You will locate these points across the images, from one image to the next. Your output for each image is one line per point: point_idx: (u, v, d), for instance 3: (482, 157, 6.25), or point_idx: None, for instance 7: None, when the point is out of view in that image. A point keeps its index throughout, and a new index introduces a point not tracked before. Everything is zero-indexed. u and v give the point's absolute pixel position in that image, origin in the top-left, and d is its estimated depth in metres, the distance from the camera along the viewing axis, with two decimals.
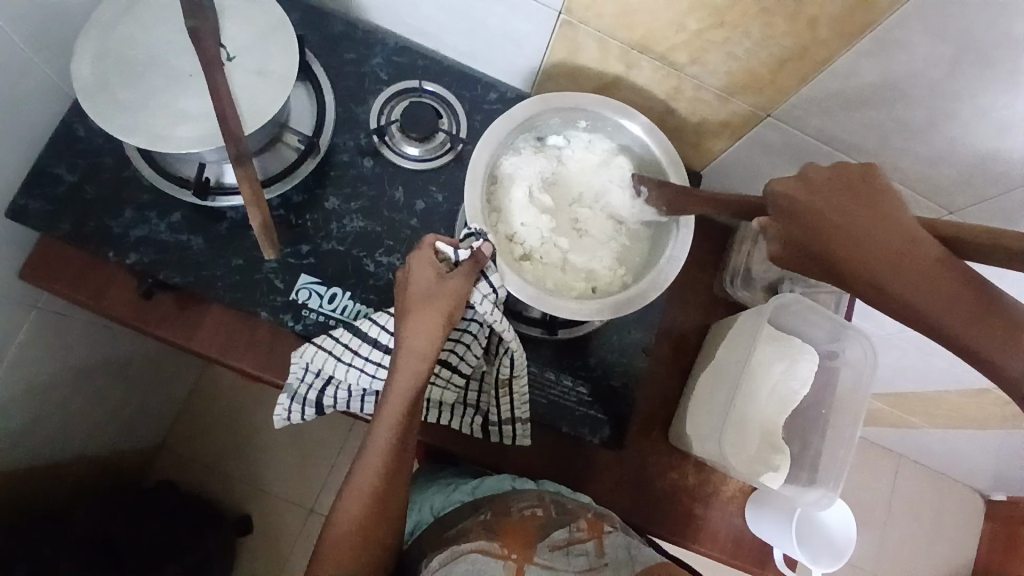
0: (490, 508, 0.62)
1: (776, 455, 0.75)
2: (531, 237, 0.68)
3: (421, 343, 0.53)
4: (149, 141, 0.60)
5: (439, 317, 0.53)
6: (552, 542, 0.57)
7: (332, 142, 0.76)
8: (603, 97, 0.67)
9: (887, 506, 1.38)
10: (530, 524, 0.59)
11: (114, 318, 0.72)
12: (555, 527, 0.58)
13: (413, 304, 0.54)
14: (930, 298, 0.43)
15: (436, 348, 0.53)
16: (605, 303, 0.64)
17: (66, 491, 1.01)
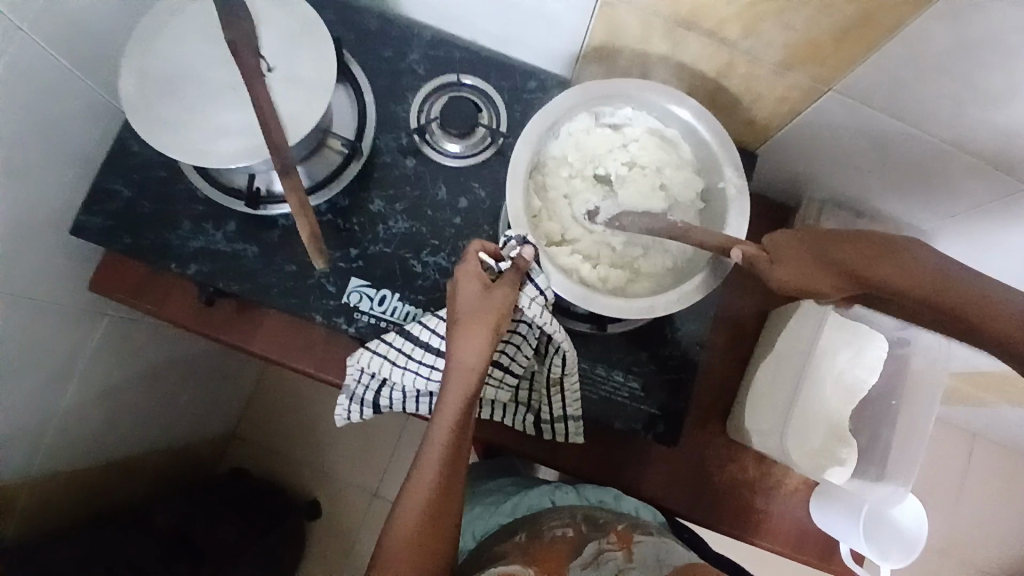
0: (525, 530, 0.64)
1: (843, 448, 0.73)
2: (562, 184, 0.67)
3: (468, 354, 0.54)
4: (195, 157, 0.62)
5: (486, 328, 0.54)
6: (583, 559, 0.59)
7: (374, 144, 0.76)
8: (691, 102, 0.64)
9: (961, 485, 1.29)
10: (562, 544, 0.61)
11: (181, 325, 0.75)
12: (584, 544, 0.61)
13: (461, 317, 0.55)
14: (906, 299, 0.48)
15: (483, 359, 0.54)
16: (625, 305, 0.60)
17: (145, 484, 1.10)
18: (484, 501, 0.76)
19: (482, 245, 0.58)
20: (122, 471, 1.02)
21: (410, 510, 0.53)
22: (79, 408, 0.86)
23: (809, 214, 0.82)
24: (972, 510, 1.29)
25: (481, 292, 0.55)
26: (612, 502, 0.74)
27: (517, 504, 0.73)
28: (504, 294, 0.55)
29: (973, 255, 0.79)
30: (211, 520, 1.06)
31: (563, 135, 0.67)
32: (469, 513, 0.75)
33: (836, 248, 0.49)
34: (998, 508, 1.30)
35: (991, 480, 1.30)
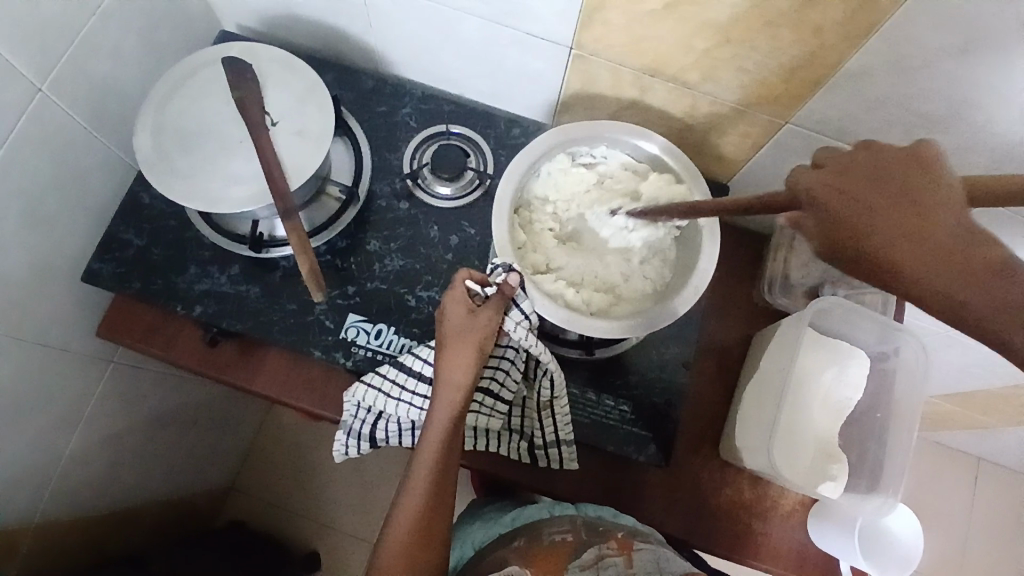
0: (525, 534, 0.65)
1: (834, 464, 0.74)
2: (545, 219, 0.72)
3: (455, 374, 0.58)
4: (207, 204, 0.67)
5: (472, 350, 0.58)
6: (582, 563, 0.60)
7: (370, 189, 0.81)
8: (659, 139, 0.70)
9: (968, 511, 1.28)
10: (562, 549, 0.61)
11: (185, 366, 0.78)
12: (584, 548, 0.61)
13: (447, 340, 0.59)
14: (941, 277, 0.37)
15: (470, 379, 0.58)
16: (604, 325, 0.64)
17: (142, 535, 1.08)
18: (484, 517, 0.76)
19: (470, 273, 0.61)
20: (121, 523, 1.02)
21: (401, 526, 0.56)
22: (81, 455, 0.87)
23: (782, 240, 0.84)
24: (982, 539, 1.27)
25: (467, 317, 0.59)
26: (610, 517, 0.68)
27: (516, 515, 0.71)
28: (489, 319, 0.59)
29: None
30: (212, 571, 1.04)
31: (544, 175, 0.72)
32: (469, 528, 0.75)
33: (938, 189, 0.40)
34: (1008, 535, 1.28)
35: (997, 505, 1.29)
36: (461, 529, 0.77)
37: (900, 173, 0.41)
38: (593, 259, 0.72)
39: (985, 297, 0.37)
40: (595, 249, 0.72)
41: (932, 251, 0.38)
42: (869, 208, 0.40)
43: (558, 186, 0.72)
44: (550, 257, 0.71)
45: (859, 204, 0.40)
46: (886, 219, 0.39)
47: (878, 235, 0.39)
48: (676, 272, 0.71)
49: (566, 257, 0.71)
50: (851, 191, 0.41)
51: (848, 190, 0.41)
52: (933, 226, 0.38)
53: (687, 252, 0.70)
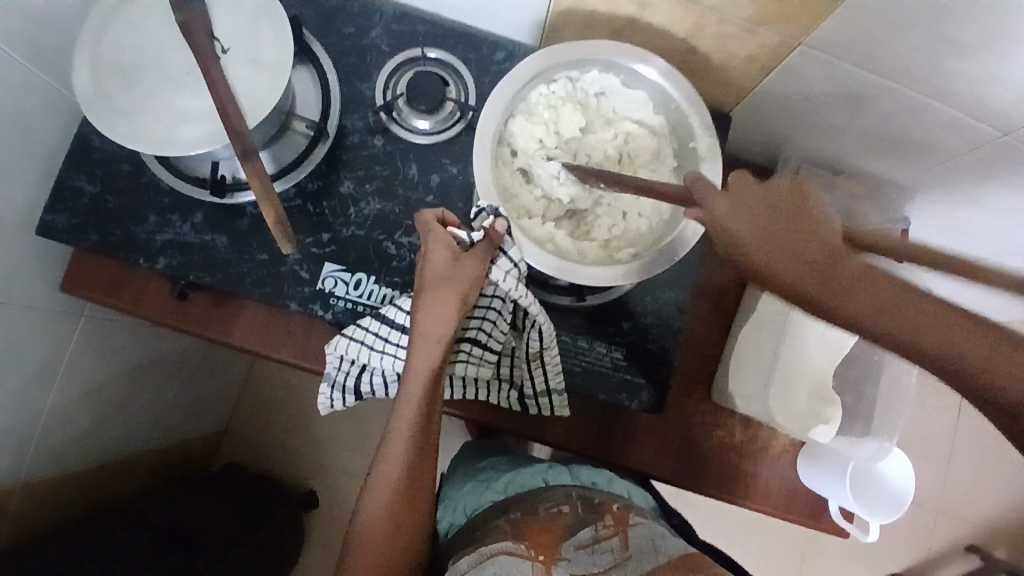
0: (519, 508, 0.65)
1: (827, 408, 0.72)
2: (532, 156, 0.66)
3: (433, 327, 0.55)
4: (154, 145, 0.60)
5: (452, 302, 0.54)
6: (576, 542, 0.57)
7: (341, 125, 0.74)
8: (657, 62, 0.62)
9: (952, 437, 1.31)
10: (557, 522, 0.60)
11: (156, 320, 0.74)
12: (578, 528, 0.59)
13: (427, 289, 0.55)
14: (853, 302, 0.39)
15: (451, 330, 0.55)
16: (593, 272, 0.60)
17: (137, 482, 1.09)
18: (476, 480, 0.76)
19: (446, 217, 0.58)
20: (113, 472, 1.01)
21: (383, 485, 0.55)
22: (62, 410, 0.85)
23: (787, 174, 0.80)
24: (962, 462, 1.31)
25: (446, 266, 0.55)
26: (604, 485, 0.72)
27: (509, 482, 0.72)
28: (472, 270, 0.56)
29: (948, 207, 0.79)
30: (209, 516, 1.05)
31: (530, 103, 0.65)
32: (462, 491, 0.75)
33: (806, 222, 0.42)
34: (989, 459, 1.32)
35: (980, 432, 1.32)
36: (451, 493, 0.77)
37: (788, 208, 0.43)
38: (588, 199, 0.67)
39: (908, 317, 0.39)
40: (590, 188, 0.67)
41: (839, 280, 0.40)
42: (778, 248, 0.42)
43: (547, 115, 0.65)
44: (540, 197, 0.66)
45: (798, 256, 0.41)
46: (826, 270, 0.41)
47: (783, 270, 0.41)
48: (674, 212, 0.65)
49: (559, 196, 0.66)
50: (750, 226, 0.43)
51: (758, 224, 0.43)
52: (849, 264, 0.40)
53: None
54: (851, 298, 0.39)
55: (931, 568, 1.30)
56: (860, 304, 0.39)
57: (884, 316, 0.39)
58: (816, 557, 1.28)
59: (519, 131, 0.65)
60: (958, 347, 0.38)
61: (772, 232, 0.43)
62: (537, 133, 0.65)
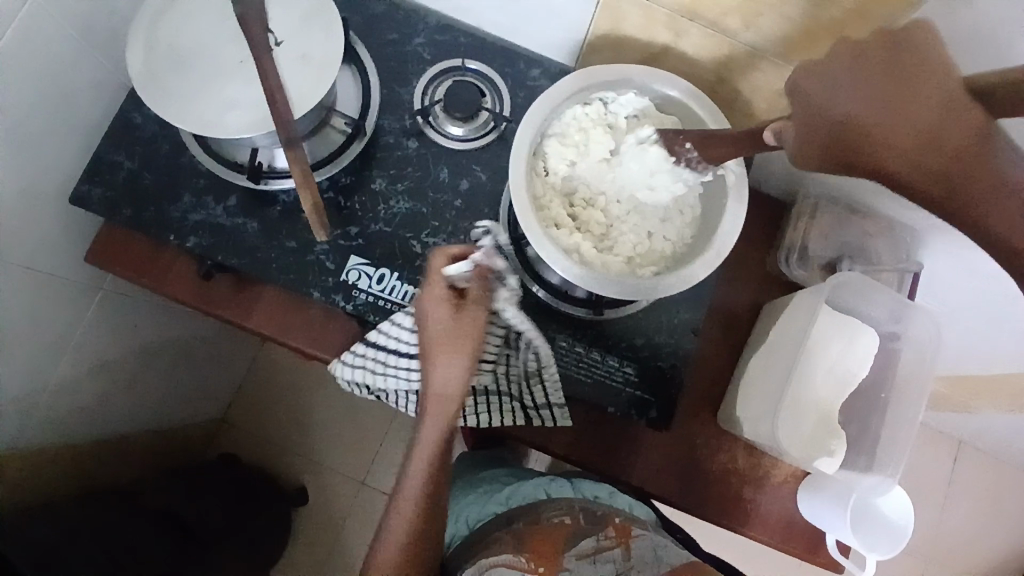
0: (523, 517, 0.65)
1: (832, 439, 0.73)
2: (564, 171, 0.68)
3: (448, 382, 0.59)
4: (203, 128, 0.63)
5: (463, 357, 0.58)
6: (577, 552, 0.60)
7: (378, 125, 0.76)
8: (688, 87, 0.65)
9: (946, 489, 1.31)
10: (559, 531, 0.62)
11: (177, 299, 0.76)
12: (581, 537, 0.62)
13: (436, 345, 0.58)
14: (908, 157, 0.37)
15: (460, 391, 0.60)
16: (617, 285, 0.62)
17: (134, 464, 1.08)
18: (478, 491, 0.77)
19: (444, 258, 0.57)
20: (111, 450, 1.01)
21: (403, 518, 0.62)
22: (71, 381, 0.86)
23: (804, 209, 0.82)
24: (954, 517, 1.31)
25: (450, 319, 0.58)
26: (606, 497, 0.75)
27: (511, 494, 0.73)
28: (473, 324, 0.58)
29: (954, 249, 0.78)
30: (201, 501, 1.05)
31: (564, 123, 0.67)
32: (465, 500, 0.76)
33: (933, 75, 0.37)
34: (982, 514, 1.32)
35: (974, 486, 1.32)
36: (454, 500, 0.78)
37: (919, 53, 0.38)
38: (615, 216, 0.69)
39: (967, 179, 0.36)
40: (618, 206, 0.69)
41: (918, 136, 0.37)
42: (844, 103, 0.39)
43: (581, 133, 0.67)
44: (568, 211, 0.68)
45: (872, 105, 0.38)
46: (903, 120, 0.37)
47: (852, 110, 0.39)
48: (696, 235, 0.68)
49: (587, 212, 0.68)
50: (826, 89, 0.41)
51: (837, 77, 0.40)
52: (924, 113, 0.37)
53: (709, 216, 0.68)
54: (898, 157, 0.37)
55: None
56: (931, 161, 0.36)
57: (938, 174, 0.36)
58: None
59: (553, 150, 0.67)
60: (1014, 225, 0.36)
61: (850, 82, 0.39)
62: (569, 154, 0.67)
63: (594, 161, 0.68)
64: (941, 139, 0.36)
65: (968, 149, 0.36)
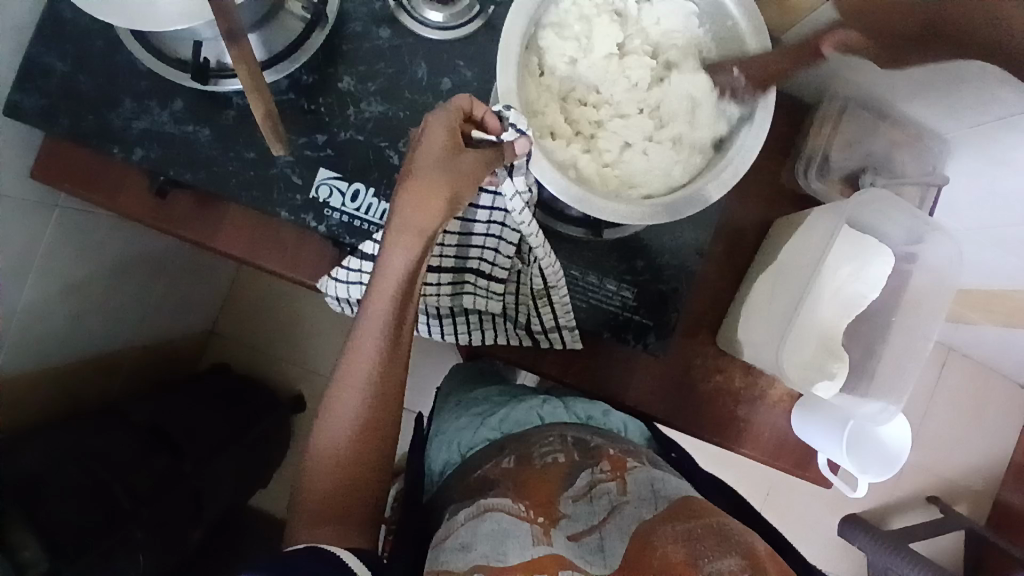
0: (515, 454, 0.63)
1: (834, 362, 0.69)
2: (561, 70, 0.59)
3: (414, 215, 0.48)
4: (131, 20, 0.52)
5: (441, 188, 0.47)
6: (573, 494, 0.56)
7: (342, 10, 0.65)
8: None
9: (930, 396, 1.33)
10: (552, 472, 0.59)
11: (133, 218, 0.69)
12: (577, 476, 0.58)
13: (413, 168, 0.48)
14: None
15: (436, 227, 0.49)
16: (617, 207, 0.55)
17: (121, 382, 1.07)
18: (470, 415, 0.74)
19: (470, 102, 0.50)
20: (94, 369, 0.99)
21: (353, 383, 0.53)
22: (37, 306, 0.81)
23: (830, 112, 0.73)
24: (937, 419, 1.34)
25: (444, 150, 0.48)
26: (600, 418, 0.70)
27: (503, 419, 0.70)
28: (475, 163, 0.49)
29: (986, 167, 0.71)
30: (193, 416, 1.03)
31: (562, 11, 0.58)
32: (456, 426, 0.74)
33: None
34: (962, 419, 1.35)
35: (959, 393, 1.34)
36: (444, 426, 0.75)
37: None
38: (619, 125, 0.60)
39: None
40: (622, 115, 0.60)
41: None
42: None
43: (583, 25, 0.58)
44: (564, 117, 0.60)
45: None
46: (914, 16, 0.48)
47: None
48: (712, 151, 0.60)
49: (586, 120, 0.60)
50: None
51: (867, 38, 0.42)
52: None
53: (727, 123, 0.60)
54: None
55: (891, 515, 1.36)
56: None
57: None
58: (785, 495, 1.33)
59: (549, 43, 0.58)
60: None
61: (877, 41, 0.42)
62: (568, 48, 0.58)
63: (598, 58, 0.59)
64: None
65: None
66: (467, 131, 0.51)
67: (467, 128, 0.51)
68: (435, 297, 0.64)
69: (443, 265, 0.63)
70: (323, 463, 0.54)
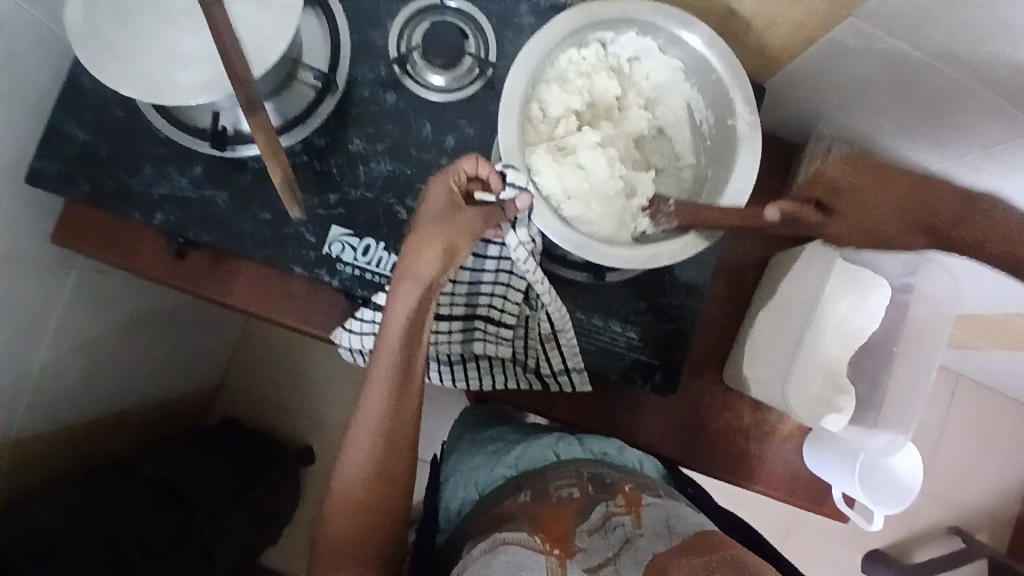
0: (532, 488, 0.64)
1: (841, 396, 0.71)
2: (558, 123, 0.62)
3: (415, 265, 0.50)
4: (149, 93, 0.56)
5: (440, 240, 0.50)
6: (589, 527, 0.56)
7: (351, 77, 0.69)
8: (701, 28, 0.59)
9: (942, 424, 1.32)
10: (569, 505, 0.59)
11: (152, 278, 0.71)
12: (591, 509, 0.58)
13: (418, 225, 0.51)
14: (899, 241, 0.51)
15: (435, 275, 0.50)
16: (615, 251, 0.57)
17: (133, 437, 1.08)
18: (485, 453, 0.75)
19: (474, 163, 0.53)
20: (106, 423, 1.00)
21: (364, 431, 0.53)
22: (50, 365, 0.83)
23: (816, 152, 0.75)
24: (951, 448, 1.33)
25: (446, 207, 0.51)
26: (615, 454, 0.71)
27: (519, 456, 0.71)
28: (471, 217, 0.51)
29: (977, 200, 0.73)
30: (204, 472, 1.03)
31: (562, 67, 0.61)
32: (471, 465, 0.74)
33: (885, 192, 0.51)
34: (976, 446, 1.33)
35: (970, 420, 1.33)
36: (460, 466, 0.76)
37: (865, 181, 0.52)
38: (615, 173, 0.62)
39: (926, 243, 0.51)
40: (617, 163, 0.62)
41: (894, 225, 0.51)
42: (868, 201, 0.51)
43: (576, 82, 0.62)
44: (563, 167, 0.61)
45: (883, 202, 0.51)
46: (874, 195, 0.51)
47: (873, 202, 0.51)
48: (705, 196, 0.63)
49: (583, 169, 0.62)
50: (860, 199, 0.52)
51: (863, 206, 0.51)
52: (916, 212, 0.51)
53: (717, 168, 0.63)
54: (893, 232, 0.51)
55: (913, 548, 1.33)
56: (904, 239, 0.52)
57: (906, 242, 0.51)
58: (803, 531, 1.31)
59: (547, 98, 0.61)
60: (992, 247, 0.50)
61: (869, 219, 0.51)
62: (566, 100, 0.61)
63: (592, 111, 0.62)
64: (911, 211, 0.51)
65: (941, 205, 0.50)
66: (471, 192, 0.54)
67: (471, 190, 0.54)
68: (445, 345, 0.66)
69: (454, 312, 0.65)
70: (339, 513, 0.54)
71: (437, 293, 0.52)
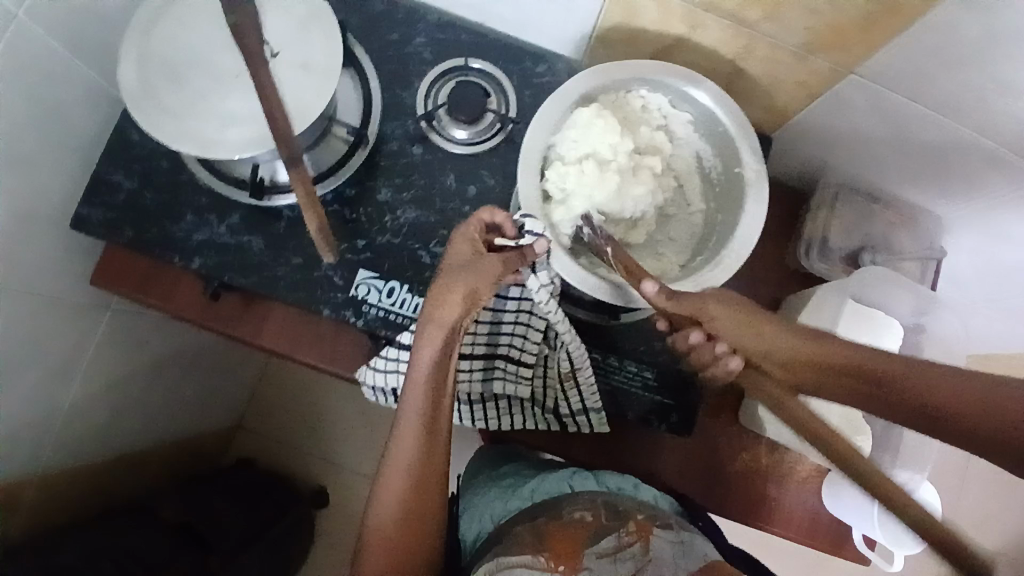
0: (546, 513, 0.64)
1: (858, 436, 0.72)
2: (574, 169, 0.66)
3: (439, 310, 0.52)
4: (199, 147, 0.60)
5: (462, 287, 0.52)
6: (598, 550, 0.57)
7: (381, 131, 0.74)
8: (708, 86, 0.63)
9: (963, 468, 1.31)
10: (581, 529, 0.60)
11: (185, 318, 0.74)
12: (602, 535, 0.59)
13: (443, 274, 0.54)
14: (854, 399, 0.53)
15: (457, 318, 0.52)
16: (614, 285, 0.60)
17: (151, 472, 1.09)
18: (502, 487, 0.76)
19: (490, 213, 0.57)
20: (128, 462, 1.02)
21: (397, 468, 0.55)
22: (82, 404, 0.85)
23: (823, 200, 0.80)
24: (973, 493, 1.31)
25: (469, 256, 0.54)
26: (631, 490, 0.69)
27: (535, 488, 0.72)
28: (492, 262, 0.54)
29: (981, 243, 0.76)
30: (223, 512, 1.04)
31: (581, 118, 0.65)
32: (486, 501, 0.75)
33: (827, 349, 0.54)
34: (999, 491, 1.31)
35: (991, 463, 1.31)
36: (475, 499, 0.76)
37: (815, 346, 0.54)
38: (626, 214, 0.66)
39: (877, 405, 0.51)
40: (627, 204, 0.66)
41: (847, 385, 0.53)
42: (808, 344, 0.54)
43: None
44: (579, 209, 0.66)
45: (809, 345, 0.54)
46: (795, 347, 0.55)
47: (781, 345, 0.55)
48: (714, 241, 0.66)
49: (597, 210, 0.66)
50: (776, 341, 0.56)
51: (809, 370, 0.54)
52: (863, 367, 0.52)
53: (728, 215, 0.66)
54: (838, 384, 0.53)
55: None
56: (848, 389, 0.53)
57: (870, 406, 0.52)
58: None
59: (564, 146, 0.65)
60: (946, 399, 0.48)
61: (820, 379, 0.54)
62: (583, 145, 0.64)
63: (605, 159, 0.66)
64: (858, 365, 0.52)
65: (905, 362, 0.50)
66: (492, 240, 0.57)
67: (492, 237, 0.57)
68: (467, 383, 0.68)
69: (475, 350, 0.68)
70: (375, 553, 0.55)
71: (461, 334, 0.54)
